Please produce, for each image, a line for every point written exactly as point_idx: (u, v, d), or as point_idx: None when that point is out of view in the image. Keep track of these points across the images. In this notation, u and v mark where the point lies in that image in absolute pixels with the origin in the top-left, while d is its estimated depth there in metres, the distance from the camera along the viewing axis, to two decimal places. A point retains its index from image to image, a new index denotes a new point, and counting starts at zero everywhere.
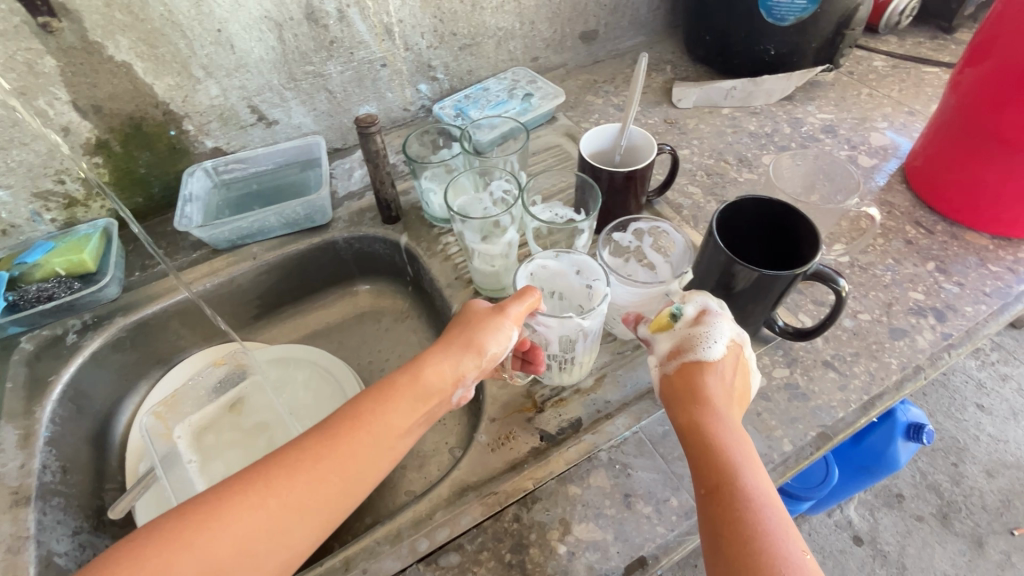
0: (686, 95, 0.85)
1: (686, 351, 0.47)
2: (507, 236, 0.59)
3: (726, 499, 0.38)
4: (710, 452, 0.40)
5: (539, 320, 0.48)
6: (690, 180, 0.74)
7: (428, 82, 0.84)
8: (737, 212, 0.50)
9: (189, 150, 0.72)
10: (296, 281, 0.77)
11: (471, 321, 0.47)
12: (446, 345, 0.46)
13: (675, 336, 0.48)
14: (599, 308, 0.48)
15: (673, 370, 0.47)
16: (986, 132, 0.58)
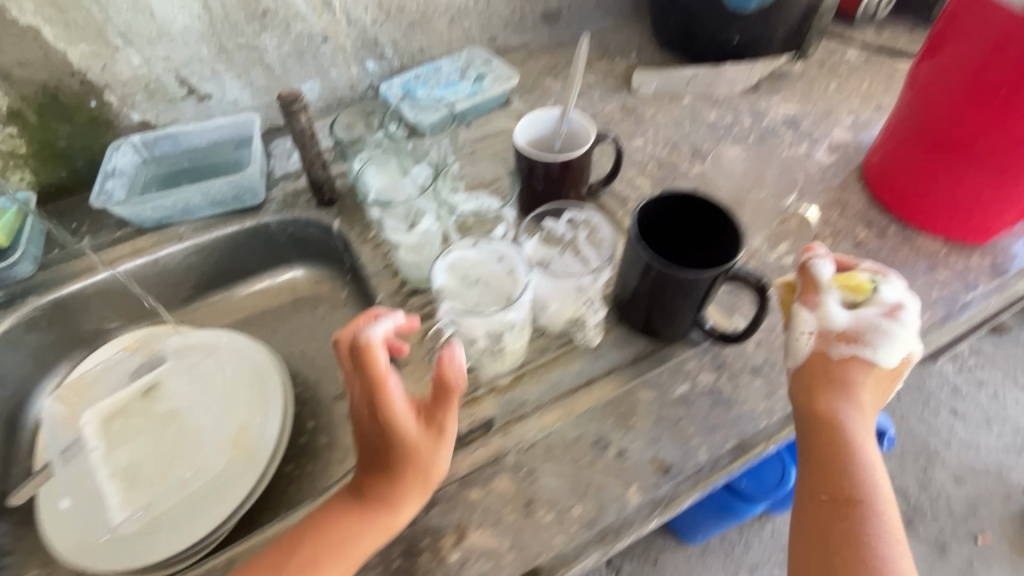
0: (646, 82, 0.81)
1: (863, 346, 0.45)
2: (424, 226, 0.56)
3: (850, 517, 0.41)
4: (840, 465, 0.43)
5: (462, 318, 0.45)
6: (639, 172, 0.71)
7: (376, 60, 0.80)
8: (666, 207, 0.47)
9: (113, 123, 0.69)
10: (228, 265, 0.74)
11: (417, 452, 0.41)
12: (402, 482, 0.41)
13: (855, 318, 0.46)
14: (522, 299, 0.46)
15: (837, 357, 0.45)
16: (946, 126, 0.54)
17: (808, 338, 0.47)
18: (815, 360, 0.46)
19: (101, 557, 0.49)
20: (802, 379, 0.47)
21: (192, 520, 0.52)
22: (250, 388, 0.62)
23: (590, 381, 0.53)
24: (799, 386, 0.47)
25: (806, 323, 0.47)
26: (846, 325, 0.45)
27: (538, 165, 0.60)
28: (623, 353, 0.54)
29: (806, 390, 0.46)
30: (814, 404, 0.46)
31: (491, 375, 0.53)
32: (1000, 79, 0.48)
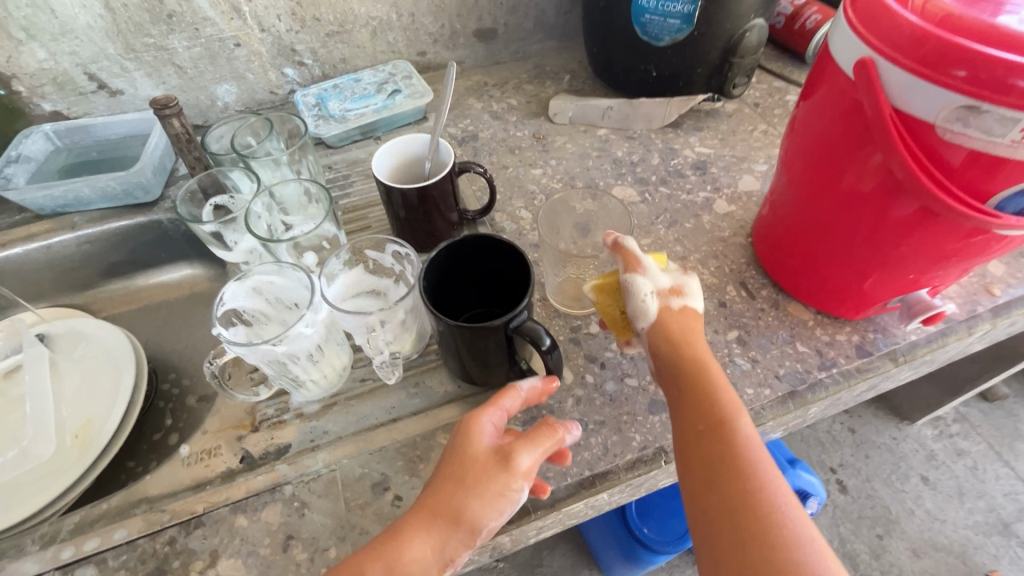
0: (562, 110, 0.79)
1: (687, 294, 0.47)
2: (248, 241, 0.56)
3: (729, 436, 0.39)
4: (708, 391, 0.41)
5: (228, 346, 0.43)
6: (525, 204, 0.69)
7: (295, 67, 0.80)
8: (475, 247, 0.47)
9: (24, 111, 0.72)
10: (125, 256, 0.76)
11: (476, 471, 0.39)
12: (440, 517, 0.38)
13: (672, 278, 0.48)
14: (294, 333, 0.44)
15: (677, 308, 0.46)
16: (816, 184, 0.49)
17: (649, 299, 0.46)
18: (660, 315, 0.45)
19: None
20: (653, 332, 0.45)
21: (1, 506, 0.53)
22: (106, 379, 0.64)
23: (395, 419, 0.51)
24: (653, 340, 0.45)
25: (644, 287, 0.46)
26: (671, 281, 0.47)
27: (391, 190, 0.58)
28: (440, 393, 0.53)
29: (660, 340, 0.45)
30: (671, 347, 0.44)
31: (298, 401, 0.52)
32: (860, 139, 0.43)
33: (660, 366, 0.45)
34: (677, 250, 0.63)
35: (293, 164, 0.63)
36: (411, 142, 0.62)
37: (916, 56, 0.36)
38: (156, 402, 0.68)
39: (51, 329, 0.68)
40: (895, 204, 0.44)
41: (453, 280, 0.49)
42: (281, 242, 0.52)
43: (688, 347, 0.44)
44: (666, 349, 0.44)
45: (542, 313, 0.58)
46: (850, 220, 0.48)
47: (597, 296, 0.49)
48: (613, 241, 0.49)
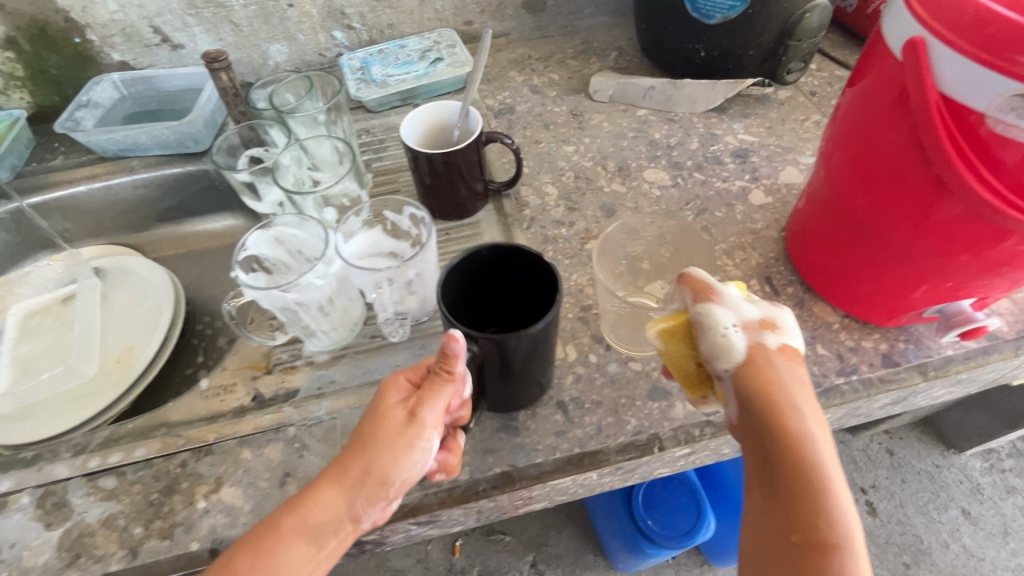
0: (603, 87, 0.77)
1: (777, 330, 0.40)
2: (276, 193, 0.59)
3: (824, 563, 0.34)
4: (811, 500, 0.35)
5: (244, 289, 0.46)
6: (553, 179, 0.68)
7: (344, 30, 0.82)
8: (501, 257, 0.47)
9: (96, 60, 0.78)
10: (175, 202, 0.81)
11: (382, 428, 0.39)
12: (344, 470, 0.39)
13: (762, 310, 0.41)
14: (305, 283, 0.46)
15: (771, 348, 0.39)
16: (854, 179, 0.46)
17: (734, 334, 0.39)
18: (749, 359, 0.39)
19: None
20: (744, 385, 0.38)
21: (46, 418, 0.59)
22: (148, 314, 0.69)
23: None
24: (744, 395, 0.38)
25: (724, 319, 0.40)
26: (759, 313, 0.40)
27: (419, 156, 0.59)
28: None
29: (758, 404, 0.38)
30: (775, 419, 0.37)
31: (311, 349, 0.55)
32: (907, 133, 0.39)
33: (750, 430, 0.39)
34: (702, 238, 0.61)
35: (329, 124, 0.65)
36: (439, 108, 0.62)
37: (976, 41, 0.33)
38: (190, 340, 0.73)
39: (101, 263, 0.74)
40: (940, 203, 0.40)
41: (485, 291, 0.49)
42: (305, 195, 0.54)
43: (794, 426, 0.37)
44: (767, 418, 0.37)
45: None
46: (892, 225, 0.44)
47: (666, 343, 0.42)
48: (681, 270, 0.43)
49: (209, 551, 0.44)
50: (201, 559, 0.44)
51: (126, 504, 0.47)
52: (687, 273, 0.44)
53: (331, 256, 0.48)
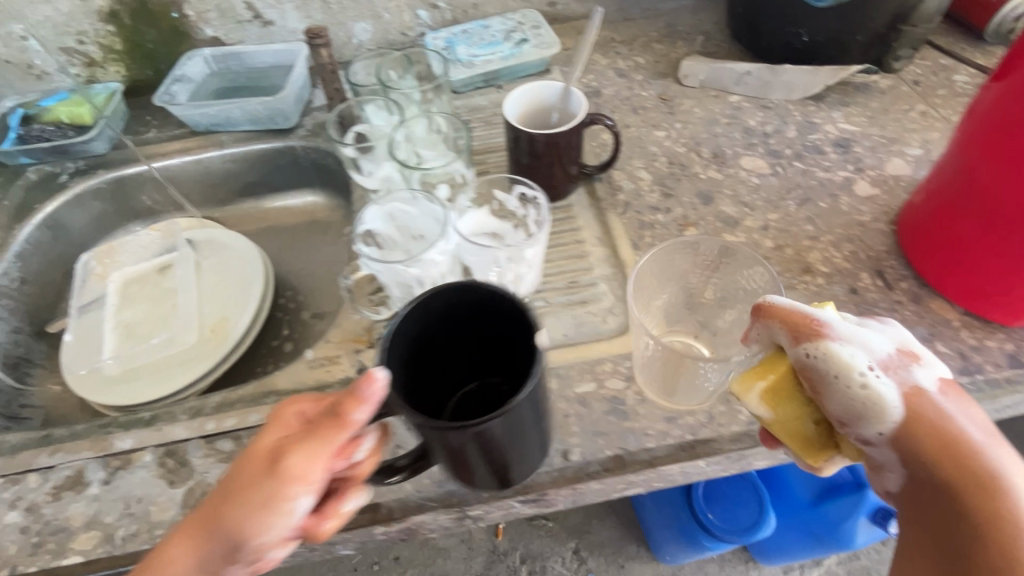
0: (694, 72, 0.75)
1: (915, 362, 0.38)
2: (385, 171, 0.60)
3: None
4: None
5: (366, 262, 0.48)
6: (645, 165, 0.67)
7: (429, 10, 0.82)
8: (507, 306, 0.38)
9: (190, 35, 0.79)
10: (259, 177, 0.82)
11: (243, 478, 0.35)
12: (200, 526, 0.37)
13: (892, 343, 0.38)
14: (426, 258, 0.47)
15: (925, 387, 0.37)
16: (991, 175, 0.44)
17: (877, 380, 0.36)
18: (903, 411, 0.36)
19: (82, 386, 0.61)
20: (906, 441, 0.36)
21: (152, 382, 0.62)
22: (238, 286, 0.71)
23: None
24: (917, 459, 0.36)
25: (848, 358, 0.37)
26: (893, 349, 0.38)
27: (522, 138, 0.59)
28: (545, 338, 0.54)
29: (950, 472, 0.35)
30: (973, 491, 0.34)
31: None
32: None
33: (934, 499, 0.36)
34: (806, 229, 0.59)
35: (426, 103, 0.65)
36: (536, 91, 0.61)
37: None
38: (276, 313, 0.75)
39: (194, 234, 0.76)
40: None
41: (478, 327, 0.41)
42: (416, 172, 0.55)
43: (989, 499, 0.34)
44: (963, 490, 0.34)
45: None
46: None
47: (770, 408, 0.40)
48: (759, 301, 0.40)
49: None
50: None
51: None
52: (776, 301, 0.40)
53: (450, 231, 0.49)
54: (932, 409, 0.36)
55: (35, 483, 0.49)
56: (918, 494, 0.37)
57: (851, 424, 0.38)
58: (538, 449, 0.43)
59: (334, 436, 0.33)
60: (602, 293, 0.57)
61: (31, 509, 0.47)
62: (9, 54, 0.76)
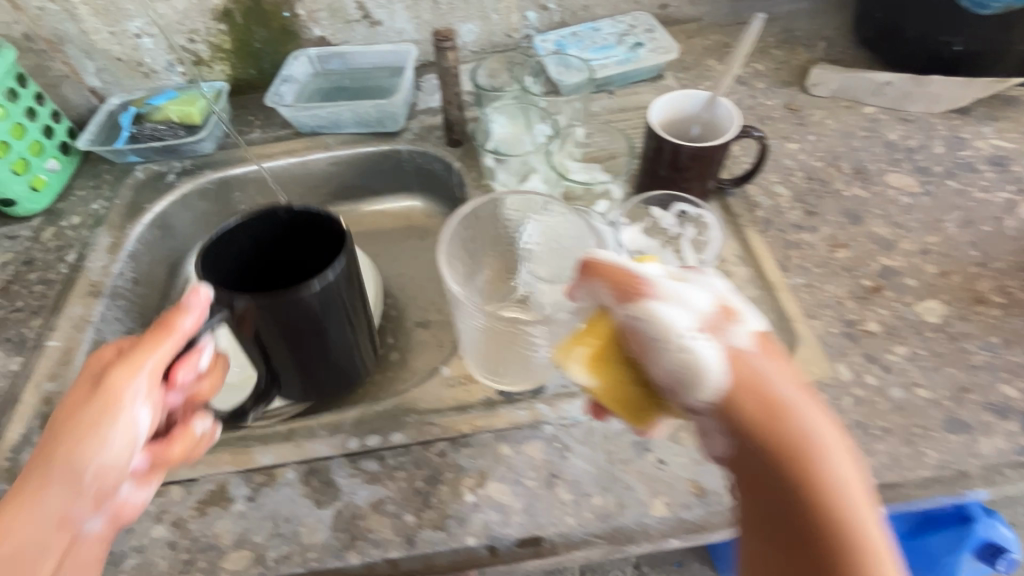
0: (824, 80, 0.71)
1: (733, 318, 0.36)
2: (530, 185, 0.60)
3: None
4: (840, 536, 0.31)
5: None
6: (782, 179, 0.63)
7: (538, 11, 0.80)
8: (336, 235, 0.47)
9: (298, 35, 0.78)
10: (359, 180, 0.80)
11: (75, 405, 0.39)
12: (39, 479, 0.37)
13: (715, 299, 0.36)
14: None
15: (743, 345, 0.35)
16: None
17: (697, 342, 0.34)
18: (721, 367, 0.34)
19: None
20: (722, 406, 0.34)
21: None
22: None
23: None
24: (737, 420, 0.34)
25: (668, 317, 0.35)
26: (714, 304, 0.36)
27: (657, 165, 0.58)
28: None
29: (763, 431, 0.33)
30: (784, 449, 0.33)
31: None
32: None
33: (752, 463, 0.34)
34: (971, 255, 0.55)
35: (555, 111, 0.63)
36: (677, 100, 0.58)
37: None
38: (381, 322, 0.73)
39: None
40: None
41: (324, 255, 0.49)
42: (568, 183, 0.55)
43: (799, 460, 0.32)
44: (776, 453, 0.33)
45: (809, 300, 0.53)
46: None
47: (595, 374, 0.37)
48: (585, 257, 0.39)
49: (488, 548, 0.43)
50: (479, 555, 0.43)
51: (392, 489, 0.46)
52: (591, 261, 0.39)
53: (606, 243, 0.48)
54: (727, 349, 0.35)
55: (179, 496, 0.48)
56: (736, 458, 0.35)
57: (679, 392, 0.35)
58: (357, 355, 0.54)
59: (160, 342, 0.41)
60: None
61: (178, 524, 0.46)
62: (121, 51, 0.76)
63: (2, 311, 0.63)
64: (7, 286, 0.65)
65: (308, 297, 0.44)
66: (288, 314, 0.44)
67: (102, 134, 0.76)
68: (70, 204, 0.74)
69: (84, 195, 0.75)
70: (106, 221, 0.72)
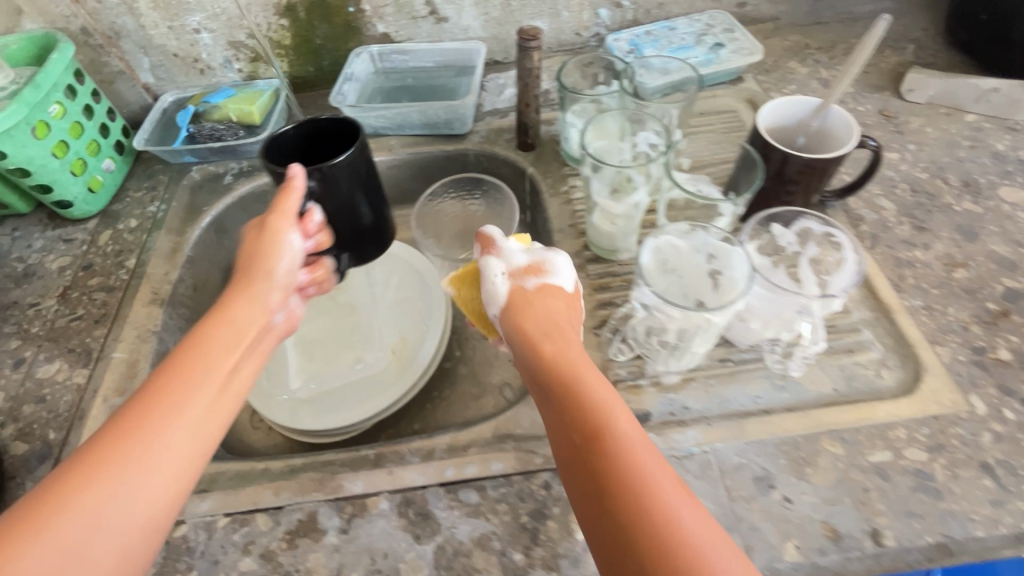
0: (921, 86, 0.67)
1: (546, 276, 0.46)
2: (635, 197, 0.54)
3: (605, 450, 0.34)
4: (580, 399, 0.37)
5: (661, 306, 0.41)
6: (884, 192, 0.60)
7: (611, 8, 0.76)
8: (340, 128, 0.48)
9: (361, 31, 0.75)
10: (421, 183, 0.77)
11: (257, 241, 0.45)
12: (236, 292, 0.43)
13: (533, 256, 0.48)
14: (735, 304, 0.40)
15: (530, 285, 0.46)
16: None
17: (498, 278, 0.46)
18: (511, 294, 0.46)
19: (263, 402, 0.58)
20: (510, 318, 0.45)
21: (339, 408, 0.58)
22: (416, 304, 0.68)
23: (766, 411, 0.47)
24: (516, 331, 0.44)
25: (495, 267, 0.47)
26: (528, 260, 0.47)
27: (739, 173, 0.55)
28: (813, 393, 0.47)
29: (530, 333, 0.43)
30: (561, 360, 0.40)
31: (659, 368, 0.49)
32: None
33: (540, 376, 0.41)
34: None
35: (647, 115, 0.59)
36: (786, 106, 0.54)
37: None
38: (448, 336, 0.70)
39: None
40: None
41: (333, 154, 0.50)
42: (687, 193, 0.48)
43: (553, 346, 0.41)
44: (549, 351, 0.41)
45: (931, 325, 0.50)
46: None
47: (457, 288, 0.52)
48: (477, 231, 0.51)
49: None
50: None
51: (496, 524, 0.43)
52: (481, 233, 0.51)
53: (719, 266, 0.45)
54: (534, 289, 0.46)
55: (265, 526, 0.45)
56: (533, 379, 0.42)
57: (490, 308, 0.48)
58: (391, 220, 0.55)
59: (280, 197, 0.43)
60: (869, 342, 0.50)
61: (268, 557, 0.43)
62: (178, 47, 0.73)
63: (62, 319, 0.60)
64: (67, 291, 0.63)
65: (338, 165, 0.45)
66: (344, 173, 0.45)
67: (158, 133, 0.73)
68: (126, 205, 0.71)
69: (139, 197, 0.72)
70: (164, 224, 0.69)
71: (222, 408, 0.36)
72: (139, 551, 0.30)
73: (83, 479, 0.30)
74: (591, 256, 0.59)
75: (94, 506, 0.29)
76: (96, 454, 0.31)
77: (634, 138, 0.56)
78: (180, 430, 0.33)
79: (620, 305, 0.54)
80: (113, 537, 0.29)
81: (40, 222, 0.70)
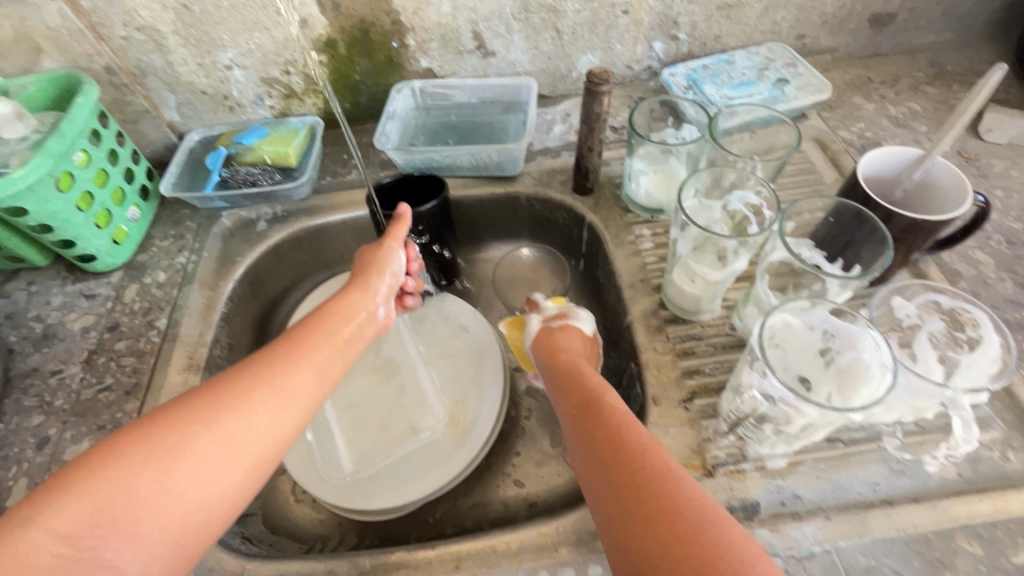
0: (1000, 126, 0.64)
1: (572, 318, 0.54)
2: (734, 265, 0.50)
3: (596, 411, 0.40)
4: (583, 383, 0.44)
5: (793, 403, 0.37)
6: (980, 243, 0.56)
7: (666, 42, 0.72)
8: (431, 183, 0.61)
9: (403, 66, 0.70)
10: (466, 227, 0.72)
11: (370, 254, 0.52)
12: (352, 285, 0.49)
13: (562, 308, 0.56)
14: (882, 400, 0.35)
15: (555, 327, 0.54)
16: None
17: (533, 321, 0.55)
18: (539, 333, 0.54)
19: (313, 479, 0.54)
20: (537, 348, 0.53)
21: (392, 485, 0.54)
22: (467, 361, 0.63)
23: (889, 502, 0.42)
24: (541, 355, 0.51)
25: (534, 318, 0.56)
26: (558, 310, 0.56)
27: (862, 240, 0.47)
28: (936, 479, 0.43)
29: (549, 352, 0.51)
30: (567, 366, 0.47)
31: (761, 451, 0.45)
32: None
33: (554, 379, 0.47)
34: None
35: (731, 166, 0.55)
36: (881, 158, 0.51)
37: None
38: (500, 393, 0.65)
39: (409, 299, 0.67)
40: None
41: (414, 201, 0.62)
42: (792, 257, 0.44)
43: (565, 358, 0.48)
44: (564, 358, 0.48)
45: None
46: None
47: (510, 329, 0.62)
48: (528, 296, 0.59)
49: None
50: None
51: None
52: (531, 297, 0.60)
53: (838, 345, 0.41)
54: (559, 328, 0.53)
55: None
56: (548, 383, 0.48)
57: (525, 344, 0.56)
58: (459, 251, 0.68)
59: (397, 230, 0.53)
60: (989, 418, 0.46)
61: None
62: (207, 84, 0.68)
63: (89, 390, 0.55)
64: (92, 357, 0.57)
65: (424, 214, 0.57)
66: (433, 219, 0.58)
67: (185, 176, 0.68)
68: (152, 256, 0.66)
69: (166, 246, 0.67)
70: (196, 277, 0.63)
71: (340, 361, 0.43)
72: (263, 468, 0.36)
73: (243, 390, 0.36)
74: (667, 317, 0.55)
75: (245, 415, 0.35)
76: (238, 375, 0.37)
77: (720, 196, 0.53)
78: (310, 370, 0.40)
79: (709, 374, 0.50)
80: (256, 444, 0.35)
81: (58, 274, 0.64)
